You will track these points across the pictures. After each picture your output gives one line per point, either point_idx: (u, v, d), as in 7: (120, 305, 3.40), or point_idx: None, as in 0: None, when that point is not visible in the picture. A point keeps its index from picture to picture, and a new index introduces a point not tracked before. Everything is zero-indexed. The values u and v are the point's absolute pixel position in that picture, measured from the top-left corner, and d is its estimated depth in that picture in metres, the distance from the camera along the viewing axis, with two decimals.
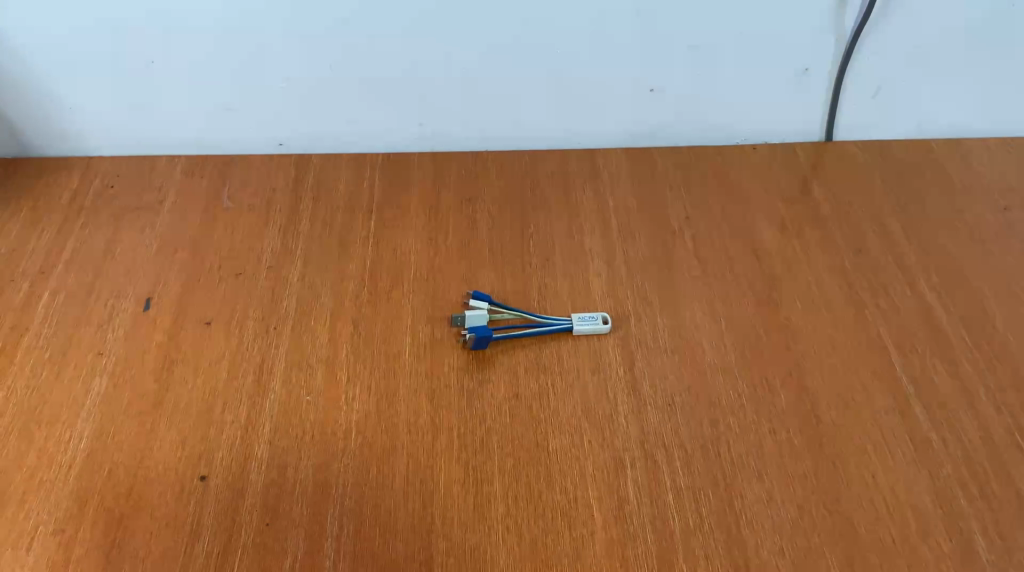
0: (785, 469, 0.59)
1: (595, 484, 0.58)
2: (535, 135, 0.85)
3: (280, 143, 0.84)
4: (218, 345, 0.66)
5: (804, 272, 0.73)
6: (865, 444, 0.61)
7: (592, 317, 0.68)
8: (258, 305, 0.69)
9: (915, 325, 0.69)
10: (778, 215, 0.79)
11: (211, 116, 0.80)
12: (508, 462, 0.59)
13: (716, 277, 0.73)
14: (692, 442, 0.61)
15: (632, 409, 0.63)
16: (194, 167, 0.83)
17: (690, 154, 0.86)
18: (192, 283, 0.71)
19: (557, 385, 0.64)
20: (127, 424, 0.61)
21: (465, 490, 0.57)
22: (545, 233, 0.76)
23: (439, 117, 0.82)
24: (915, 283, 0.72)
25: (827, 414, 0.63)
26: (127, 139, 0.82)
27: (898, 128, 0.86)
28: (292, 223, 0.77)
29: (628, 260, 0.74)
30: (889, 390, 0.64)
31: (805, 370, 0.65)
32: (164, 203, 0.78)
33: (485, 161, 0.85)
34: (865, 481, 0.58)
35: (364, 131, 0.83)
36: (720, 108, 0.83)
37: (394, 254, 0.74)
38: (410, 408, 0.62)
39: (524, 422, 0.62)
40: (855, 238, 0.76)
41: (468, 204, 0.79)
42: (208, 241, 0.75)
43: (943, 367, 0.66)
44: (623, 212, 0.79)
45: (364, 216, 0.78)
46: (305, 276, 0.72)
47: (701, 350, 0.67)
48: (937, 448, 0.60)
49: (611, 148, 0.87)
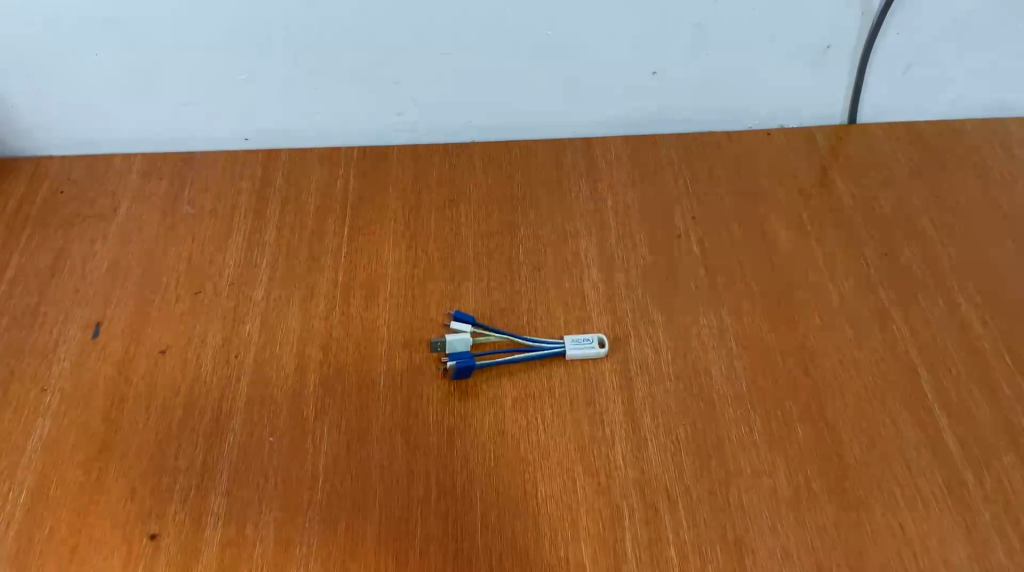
0: (801, 518, 0.53)
1: (589, 539, 0.52)
2: (526, 123, 0.77)
3: (246, 137, 0.76)
4: (174, 377, 0.60)
5: (825, 280, 0.66)
6: (892, 487, 0.54)
7: (587, 340, 0.61)
8: (219, 328, 0.63)
9: (948, 342, 0.62)
10: (794, 212, 0.71)
11: (167, 110, 0.73)
12: (492, 513, 0.53)
13: (726, 287, 0.65)
14: (698, 486, 0.54)
15: (631, 447, 0.56)
16: (152, 167, 0.75)
17: (697, 141, 0.78)
18: (147, 305, 0.64)
19: (547, 420, 0.58)
20: (71, 472, 0.55)
21: (443, 549, 0.52)
22: (536, 239, 0.69)
23: (419, 106, 0.74)
24: (948, 291, 0.65)
25: (850, 451, 0.56)
26: (79, 136, 0.75)
27: (929, 109, 0.77)
28: (257, 231, 0.70)
29: (628, 269, 0.67)
30: (919, 420, 0.57)
31: (826, 399, 0.59)
32: (119, 210, 0.72)
33: (471, 153, 0.77)
34: (893, 532, 0.52)
35: (337, 122, 0.76)
36: (731, 91, 0.75)
37: (369, 266, 0.67)
38: (385, 450, 0.56)
39: (510, 465, 0.55)
40: (881, 239, 0.69)
41: (452, 206, 0.72)
42: (165, 253, 0.68)
43: (979, 393, 0.59)
44: (622, 211, 0.71)
45: (337, 220, 0.71)
46: (271, 294, 0.65)
47: (710, 375, 0.60)
48: (973, 490, 0.54)
49: (611, 135, 0.79)
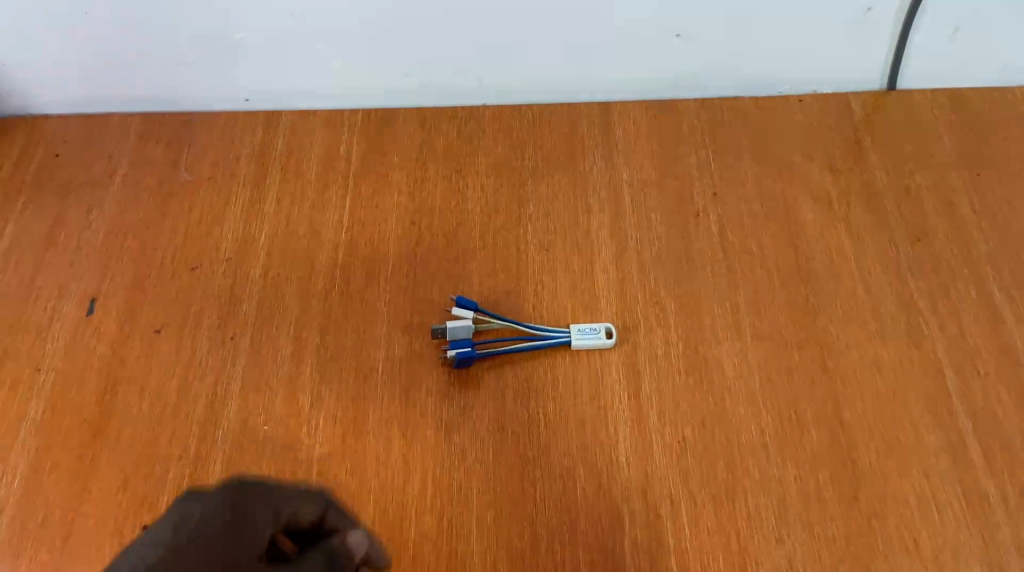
0: (810, 528, 0.51)
1: (587, 544, 0.51)
2: (540, 87, 0.73)
3: (247, 98, 0.73)
4: (169, 358, 0.59)
5: (850, 267, 0.62)
6: (908, 497, 0.52)
7: (594, 329, 0.59)
8: (215, 308, 0.61)
9: (979, 339, 0.58)
10: (822, 190, 0.67)
11: (165, 68, 0.69)
12: (488, 513, 0.52)
13: (744, 275, 0.62)
14: (703, 491, 0.52)
15: (635, 447, 0.54)
16: (149, 128, 0.72)
17: (723, 107, 0.72)
18: (142, 281, 0.63)
19: (549, 415, 0.56)
20: (64, 458, 0.54)
21: (437, 550, 0.51)
22: (546, 216, 0.66)
23: (427, 67, 0.70)
24: (983, 283, 0.61)
25: (865, 459, 0.53)
26: (75, 95, 0.72)
27: (977, 76, 0.71)
28: (256, 201, 0.67)
29: (640, 251, 0.64)
30: (942, 425, 0.54)
31: (843, 399, 0.56)
32: (115, 175, 0.69)
33: (481, 118, 0.73)
34: (906, 546, 0.50)
35: (341, 84, 0.72)
36: (761, 55, 0.69)
37: (371, 243, 0.65)
38: (381, 443, 0.55)
39: (509, 463, 0.54)
40: (915, 221, 0.64)
41: (459, 177, 0.68)
42: (161, 225, 0.66)
43: (1009, 397, 0.55)
44: (638, 185, 0.67)
45: (339, 190, 0.68)
46: (269, 271, 0.63)
47: (722, 371, 0.57)
48: (994, 503, 0.51)
49: (631, 100, 0.74)
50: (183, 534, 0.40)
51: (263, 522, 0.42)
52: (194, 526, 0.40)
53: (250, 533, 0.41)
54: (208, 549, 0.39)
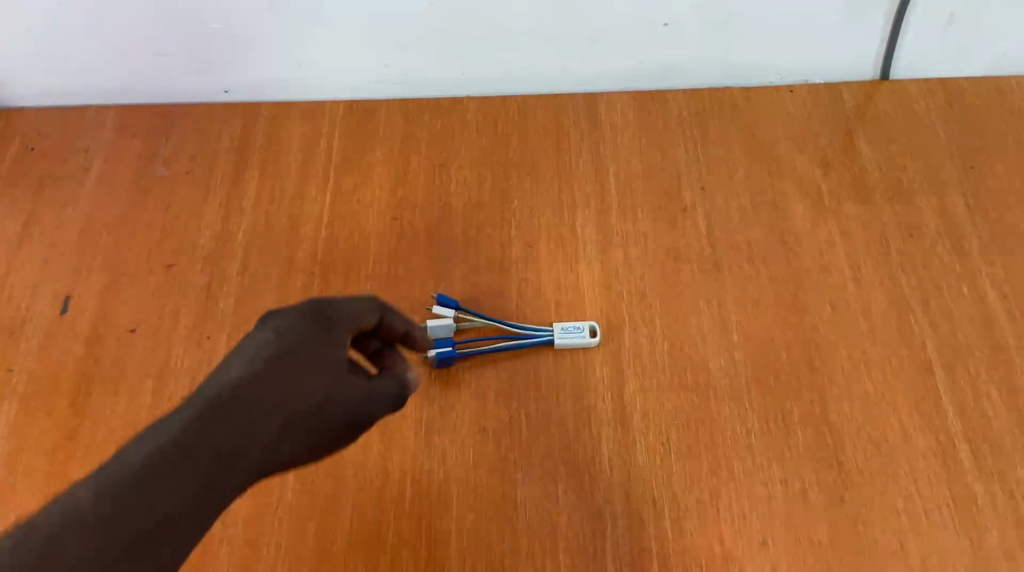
0: (796, 532, 0.50)
1: (568, 549, 0.50)
2: (525, 77, 0.71)
3: (226, 90, 0.71)
4: (144, 358, 0.58)
5: (840, 262, 0.61)
6: (895, 500, 0.51)
7: (578, 328, 0.58)
8: (192, 306, 0.60)
9: (970, 337, 0.57)
10: (812, 182, 0.65)
11: (141, 56, 0.68)
12: (467, 517, 0.51)
13: (732, 271, 0.61)
14: (687, 493, 0.51)
15: (618, 448, 0.53)
16: (127, 122, 0.70)
17: (712, 98, 0.70)
18: (117, 279, 0.62)
19: (531, 416, 0.55)
20: (37, 461, 0.53)
21: (415, 555, 0.50)
22: (530, 211, 0.65)
23: (409, 57, 0.69)
24: (974, 279, 0.60)
25: (852, 460, 0.52)
26: (51, 85, 0.70)
27: (972, 65, 0.70)
28: (234, 196, 0.66)
29: (626, 247, 0.62)
30: (931, 425, 0.53)
31: (831, 399, 0.55)
32: (91, 170, 0.68)
33: (464, 110, 0.70)
34: (892, 550, 0.49)
35: (322, 74, 0.70)
36: (750, 44, 0.68)
37: (351, 238, 0.63)
38: (359, 445, 0.54)
39: (489, 466, 0.53)
40: (906, 215, 0.63)
41: (442, 171, 0.67)
42: (138, 221, 0.65)
43: (1000, 397, 0.54)
44: (624, 178, 0.66)
45: (319, 184, 0.66)
46: (247, 268, 0.62)
47: (707, 370, 0.56)
48: (982, 506, 0.50)
49: (618, 91, 0.72)
50: (287, 340, 0.39)
51: (343, 333, 0.41)
52: (286, 332, 0.40)
53: (332, 335, 0.41)
54: (307, 365, 0.39)
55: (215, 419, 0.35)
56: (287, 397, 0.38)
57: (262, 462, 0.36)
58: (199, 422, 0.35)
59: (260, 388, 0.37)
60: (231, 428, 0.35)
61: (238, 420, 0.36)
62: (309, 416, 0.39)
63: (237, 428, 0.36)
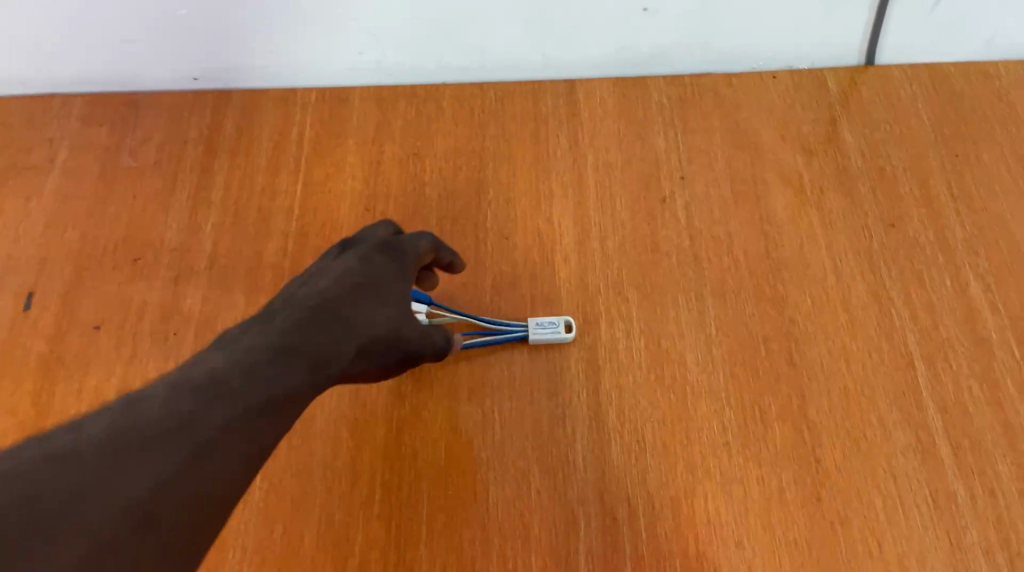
0: (772, 532, 0.49)
1: (539, 550, 0.49)
2: (501, 63, 0.69)
3: (195, 77, 0.69)
4: (109, 356, 0.56)
5: (821, 254, 0.60)
6: (873, 499, 0.50)
7: (553, 323, 0.56)
8: (158, 302, 0.59)
9: (952, 330, 0.56)
10: (794, 171, 0.64)
11: (105, 42, 0.66)
12: (438, 518, 0.50)
13: (711, 263, 0.59)
14: (661, 492, 0.51)
15: (592, 447, 0.52)
16: (93, 111, 0.68)
17: (693, 84, 0.68)
18: (82, 274, 0.60)
19: (504, 414, 0.54)
20: None
21: (385, 557, 0.49)
22: (506, 202, 0.63)
23: (382, 43, 0.67)
24: (958, 271, 0.58)
25: (830, 457, 0.51)
26: (13, 75, 0.68)
27: (959, 51, 0.68)
28: (202, 187, 0.64)
29: (604, 239, 0.61)
30: (910, 422, 0.53)
31: (809, 395, 0.54)
32: (55, 161, 0.66)
33: (440, 98, 0.68)
34: (869, 550, 0.48)
35: (293, 62, 0.68)
36: (731, 30, 0.66)
37: (322, 231, 0.62)
38: (328, 444, 0.53)
39: (461, 465, 0.52)
40: (889, 205, 0.62)
41: (416, 160, 0.65)
42: (103, 214, 0.63)
43: (981, 392, 0.53)
44: (603, 168, 0.64)
45: (290, 175, 0.65)
46: (215, 263, 0.60)
47: (684, 366, 0.55)
48: (961, 505, 0.50)
49: (597, 78, 0.70)
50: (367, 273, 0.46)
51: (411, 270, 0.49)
52: (371, 260, 0.47)
53: (405, 269, 0.48)
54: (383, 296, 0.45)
55: (313, 323, 0.41)
56: (372, 320, 0.44)
57: (339, 374, 0.41)
58: (307, 322, 0.41)
59: (359, 299, 0.44)
60: (336, 327, 0.42)
61: (327, 327, 0.41)
62: (392, 334, 0.45)
63: (338, 330, 0.42)
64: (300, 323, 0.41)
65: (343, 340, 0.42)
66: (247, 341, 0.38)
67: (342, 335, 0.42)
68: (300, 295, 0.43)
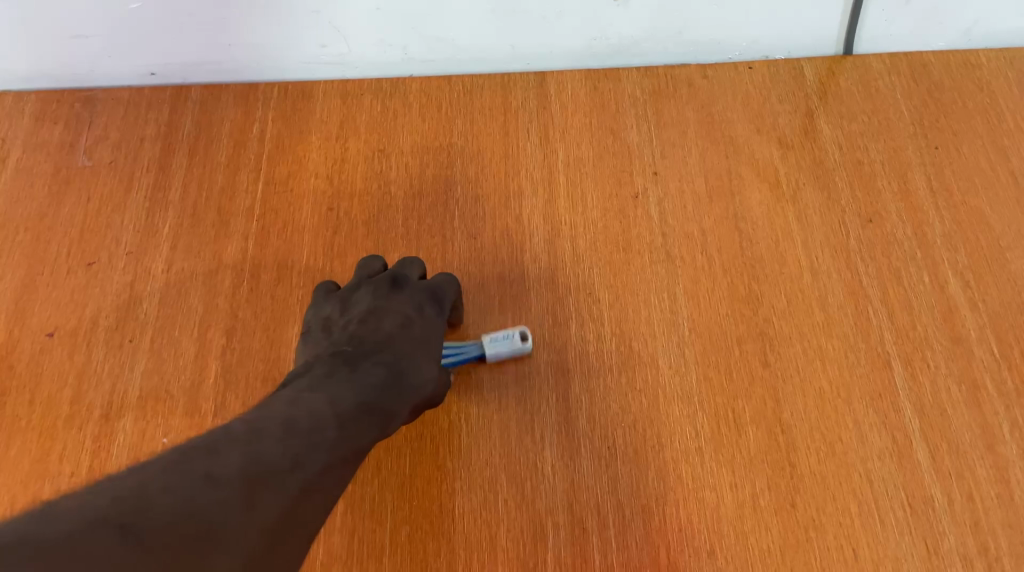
0: (745, 540, 0.48)
1: (506, 562, 0.47)
2: (468, 55, 0.66)
3: (152, 72, 0.66)
4: (61, 365, 0.54)
5: (796, 251, 0.58)
6: (849, 504, 0.49)
7: (506, 336, 0.53)
8: (112, 307, 0.57)
9: (930, 329, 0.55)
10: (769, 166, 0.62)
11: (55, 42, 0.63)
12: (403, 530, 0.48)
13: (684, 262, 0.58)
14: (632, 501, 0.49)
15: (561, 454, 0.51)
16: (46, 109, 0.66)
17: (667, 77, 0.67)
18: (34, 279, 0.58)
19: (471, 421, 0.52)
20: None
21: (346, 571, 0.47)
22: (474, 199, 0.61)
23: (344, 36, 0.64)
24: (936, 267, 0.57)
25: (804, 462, 0.50)
26: None
27: (939, 38, 0.66)
28: (159, 188, 0.62)
29: (574, 238, 0.59)
30: (887, 425, 0.51)
31: (784, 398, 0.52)
32: (6, 161, 0.63)
33: (406, 92, 0.67)
34: (844, 558, 0.47)
35: (252, 56, 0.65)
36: (706, 20, 0.64)
37: (283, 232, 0.60)
38: None
39: (426, 475, 0.50)
40: (866, 199, 0.60)
41: (381, 158, 0.63)
42: (56, 216, 0.61)
43: (960, 393, 0.52)
44: (573, 163, 0.63)
45: (251, 174, 0.63)
46: (173, 266, 0.58)
47: (656, 368, 0.54)
48: (938, 510, 0.48)
49: (569, 69, 0.68)
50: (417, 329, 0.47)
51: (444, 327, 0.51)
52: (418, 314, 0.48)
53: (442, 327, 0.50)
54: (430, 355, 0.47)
55: (384, 380, 0.41)
56: (427, 378, 0.45)
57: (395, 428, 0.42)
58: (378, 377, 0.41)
59: (415, 355, 0.45)
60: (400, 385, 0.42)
61: (394, 384, 0.42)
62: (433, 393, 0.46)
63: (402, 388, 0.42)
64: (381, 377, 0.41)
65: (408, 399, 0.42)
66: (337, 393, 0.38)
67: (406, 394, 0.43)
68: (367, 343, 0.44)
